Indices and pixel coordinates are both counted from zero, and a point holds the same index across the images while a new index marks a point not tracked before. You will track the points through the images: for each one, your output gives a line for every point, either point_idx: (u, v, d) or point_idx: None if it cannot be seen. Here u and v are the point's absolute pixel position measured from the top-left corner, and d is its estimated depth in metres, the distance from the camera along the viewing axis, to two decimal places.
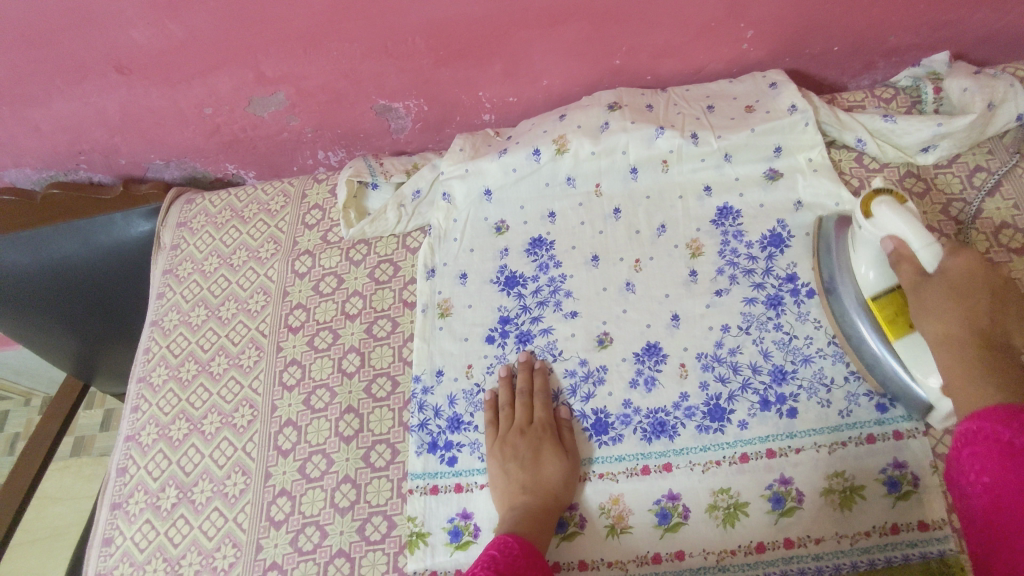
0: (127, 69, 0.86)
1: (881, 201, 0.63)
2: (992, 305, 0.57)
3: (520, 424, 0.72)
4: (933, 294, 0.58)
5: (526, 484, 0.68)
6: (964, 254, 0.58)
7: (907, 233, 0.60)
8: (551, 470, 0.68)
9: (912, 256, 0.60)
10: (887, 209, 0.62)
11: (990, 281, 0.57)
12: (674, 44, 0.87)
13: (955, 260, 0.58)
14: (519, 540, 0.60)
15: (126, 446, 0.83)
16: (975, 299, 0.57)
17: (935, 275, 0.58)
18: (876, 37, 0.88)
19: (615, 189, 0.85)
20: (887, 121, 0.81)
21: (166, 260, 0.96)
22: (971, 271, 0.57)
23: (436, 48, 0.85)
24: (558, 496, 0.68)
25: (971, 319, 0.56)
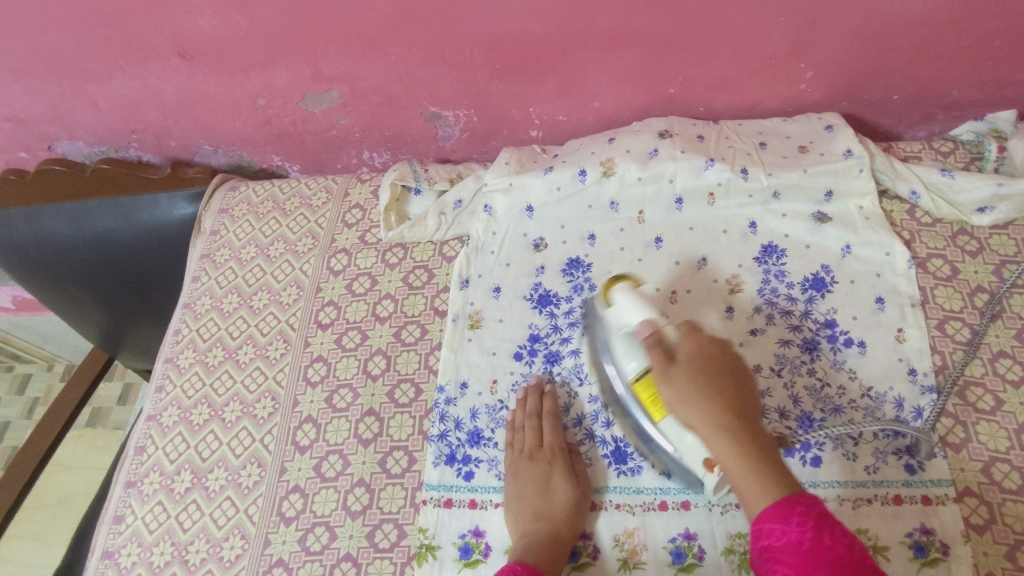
0: (189, 54, 0.87)
1: (619, 286, 0.68)
2: (712, 368, 0.57)
3: (529, 450, 0.71)
4: (676, 377, 0.57)
5: (537, 511, 0.66)
6: (693, 338, 0.59)
7: (647, 316, 0.64)
8: (561, 497, 0.67)
9: (654, 340, 0.61)
10: (623, 295, 0.66)
11: (721, 351, 0.59)
12: (731, 78, 0.87)
13: (690, 343, 0.59)
14: (528, 567, 0.60)
15: (146, 425, 0.84)
16: (698, 374, 0.56)
17: (676, 360, 0.58)
18: (938, 89, 0.86)
19: (658, 217, 0.84)
20: (945, 175, 0.79)
21: (205, 245, 0.97)
22: (707, 356, 0.58)
23: (493, 61, 0.86)
24: (570, 525, 0.66)
25: (721, 400, 0.55)
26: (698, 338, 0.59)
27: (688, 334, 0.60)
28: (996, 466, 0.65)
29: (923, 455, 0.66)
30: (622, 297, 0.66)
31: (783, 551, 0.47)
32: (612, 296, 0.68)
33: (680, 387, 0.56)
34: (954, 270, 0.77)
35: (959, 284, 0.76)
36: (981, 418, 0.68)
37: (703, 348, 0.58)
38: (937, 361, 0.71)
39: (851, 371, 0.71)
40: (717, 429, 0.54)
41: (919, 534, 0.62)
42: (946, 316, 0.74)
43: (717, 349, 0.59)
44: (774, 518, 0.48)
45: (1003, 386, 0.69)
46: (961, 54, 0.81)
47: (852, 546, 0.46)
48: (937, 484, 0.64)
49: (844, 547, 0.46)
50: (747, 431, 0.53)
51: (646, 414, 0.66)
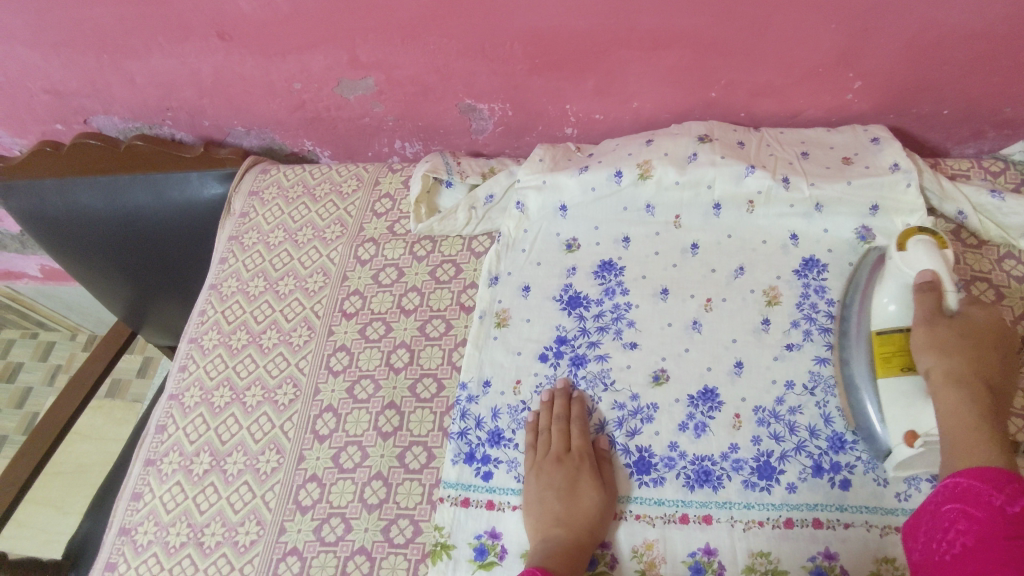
0: (228, 35, 0.87)
1: (918, 240, 0.66)
2: (976, 342, 0.61)
3: (556, 452, 0.69)
4: (953, 336, 0.61)
5: (558, 516, 0.65)
6: (984, 312, 0.63)
7: (935, 270, 0.64)
8: (585, 503, 0.66)
9: (941, 301, 0.63)
10: (922, 250, 0.65)
11: (993, 327, 0.62)
12: (776, 85, 0.84)
13: (983, 316, 0.63)
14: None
15: (168, 404, 0.84)
16: (954, 337, 0.61)
17: (958, 317, 0.62)
18: (991, 106, 0.83)
19: (695, 223, 0.82)
20: (995, 197, 0.76)
21: (234, 226, 0.97)
22: (981, 332, 0.62)
23: (533, 56, 0.84)
24: (591, 532, 0.65)
25: (976, 366, 0.60)
26: (985, 312, 0.63)
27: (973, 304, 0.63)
28: None
29: None
30: (919, 252, 0.65)
31: (976, 508, 0.52)
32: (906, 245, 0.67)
33: (959, 342, 0.61)
34: (999, 295, 0.74)
35: (1003, 310, 0.73)
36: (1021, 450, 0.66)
37: (985, 324, 0.62)
38: None
39: None
40: (954, 393, 0.59)
41: None
42: None
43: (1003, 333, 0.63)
44: (978, 479, 0.53)
45: None
46: (1020, 71, 0.78)
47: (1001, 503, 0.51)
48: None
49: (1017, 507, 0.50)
50: (984, 399, 0.59)
51: (866, 363, 0.67)
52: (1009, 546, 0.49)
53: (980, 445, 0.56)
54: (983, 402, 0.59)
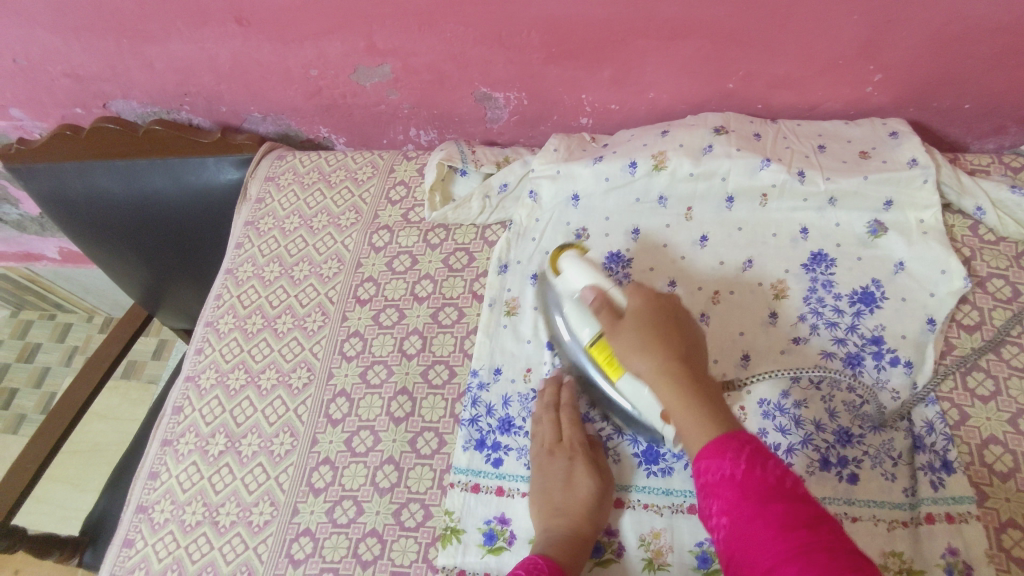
0: (246, 20, 0.87)
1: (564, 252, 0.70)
2: (656, 331, 0.58)
3: (548, 443, 0.70)
4: (626, 334, 0.58)
5: (557, 505, 0.66)
6: (639, 294, 0.61)
7: (595, 282, 0.66)
8: (581, 490, 0.66)
9: (608, 302, 0.63)
10: (570, 261, 0.68)
11: (666, 312, 0.60)
12: (794, 76, 0.84)
13: (633, 302, 0.61)
14: (551, 563, 0.59)
15: (184, 386, 0.85)
16: (643, 328, 0.58)
17: (622, 318, 0.60)
18: (1014, 101, 0.82)
19: (707, 216, 0.82)
20: (1015, 193, 0.76)
21: (250, 212, 0.98)
22: (637, 310, 0.60)
23: (549, 44, 0.84)
24: (590, 518, 0.65)
25: (671, 354, 0.56)
26: (643, 298, 0.61)
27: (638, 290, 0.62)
28: None
29: (943, 471, 0.65)
30: (569, 265, 0.68)
31: (719, 485, 0.49)
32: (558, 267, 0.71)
33: (631, 339, 0.58)
34: (1016, 292, 0.74)
35: (1019, 307, 0.73)
36: None
37: (642, 309, 0.60)
38: (989, 386, 0.69)
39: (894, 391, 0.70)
40: (664, 385, 0.55)
41: (948, 555, 0.61)
42: (1002, 340, 0.72)
43: (659, 307, 0.60)
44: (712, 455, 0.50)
45: None
46: None
47: (781, 476, 0.47)
48: (960, 501, 0.63)
49: (774, 478, 0.47)
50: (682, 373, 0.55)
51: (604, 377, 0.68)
52: (784, 521, 0.44)
53: (701, 426, 0.52)
54: (674, 374, 0.55)
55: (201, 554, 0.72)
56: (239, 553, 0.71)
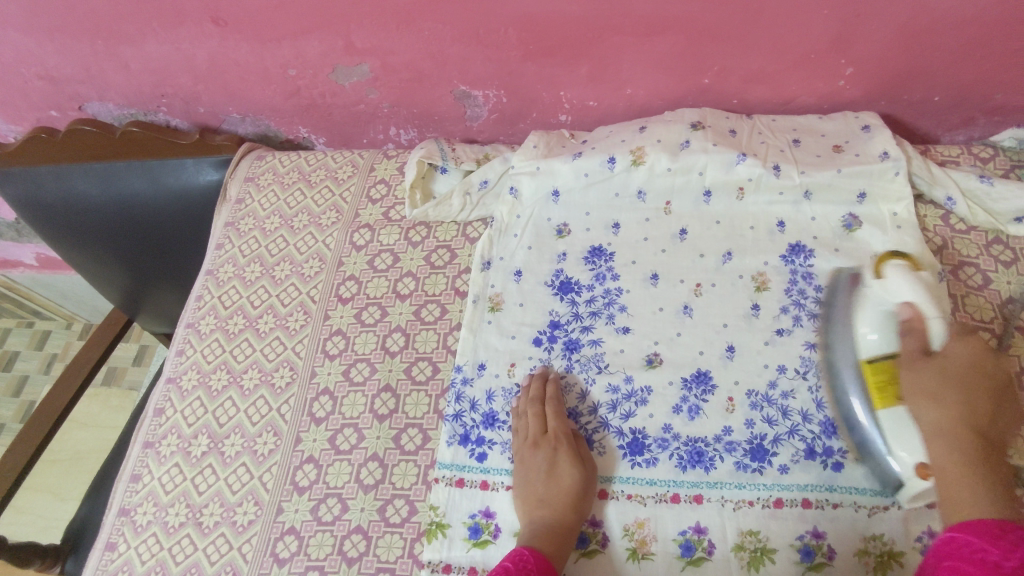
0: (223, 20, 0.87)
1: (893, 265, 0.68)
2: (970, 386, 0.57)
3: (532, 436, 0.70)
4: (928, 373, 0.59)
5: (540, 496, 0.66)
6: (968, 342, 0.60)
7: (918, 300, 0.64)
8: (564, 480, 0.67)
9: (923, 333, 0.62)
10: (900, 275, 0.67)
11: (986, 367, 0.58)
12: (768, 71, 0.85)
13: (959, 349, 0.59)
14: (536, 553, 0.60)
15: (165, 388, 0.84)
16: (965, 384, 0.57)
17: (936, 356, 0.60)
18: (981, 92, 0.84)
19: (685, 210, 0.83)
20: (984, 182, 0.78)
21: (230, 213, 0.98)
22: (977, 363, 0.59)
23: (527, 42, 0.85)
24: (574, 508, 0.66)
25: (969, 415, 0.56)
26: (970, 347, 0.59)
27: (963, 334, 0.60)
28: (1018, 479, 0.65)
29: None
30: (898, 279, 0.67)
31: (961, 558, 0.49)
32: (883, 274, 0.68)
33: (928, 381, 0.59)
34: (987, 279, 0.75)
35: (991, 294, 0.75)
36: None
37: (969, 363, 0.58)
38: None
39: None
40: (940, 441, 0.56)
41: (927, 537, 0.62)
42: (975, 326, 0.73)
43: (992, 362, 0.59)
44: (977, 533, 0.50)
45: None
46: (1009, 57, 0.79)
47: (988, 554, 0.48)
48: None
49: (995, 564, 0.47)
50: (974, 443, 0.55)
51: (861, 394, 0.66)
52: None
53: (974, 497, 0.52)
54: (964, 439, 0.55)
55: (185, 556, 0.71)
56: (223, 554, 0.71)
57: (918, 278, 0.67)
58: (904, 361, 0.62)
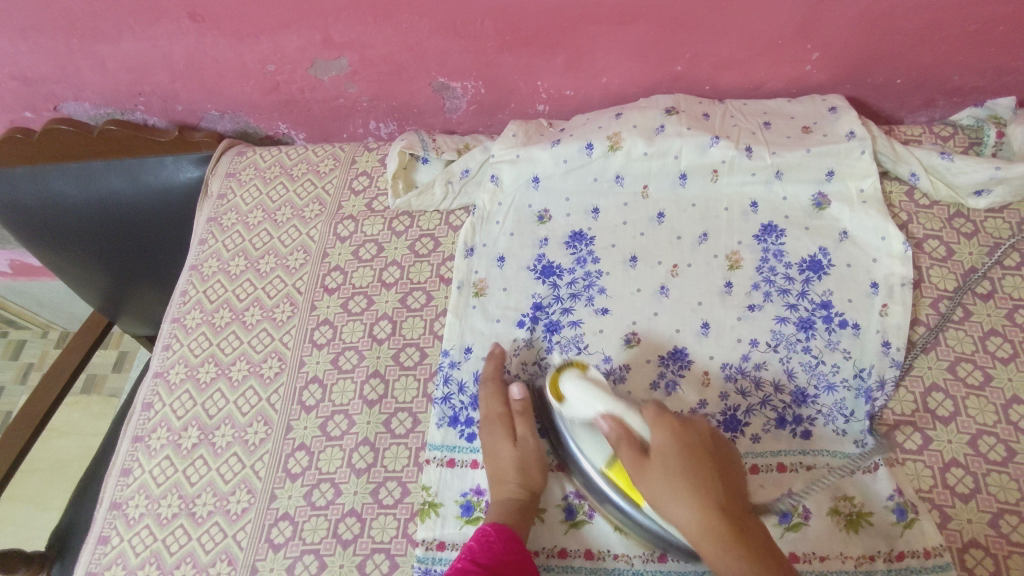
0: (200, 16, 0.87)
1: (567, 375, 0.68)
2: (690, 485, 0.58)
3: (487, 416, 0.73)
4: (654, 480, 0.59)
5: (500, 471, 0.69)
6: (664, 428, 0.61)
7: (607, 406, 0.64)
8: (521, 455, 0.70)
9: (628, 434, 0.62)
10: (575, 382, 0.67)
11: (695, 441, 0.61)
12: (738, 57, 0.88)
13: (661, 440, 0.61)
14: (499, 526, 0.63)
15: (153, 382, 0.85)
16: (672, 476, 0.59)
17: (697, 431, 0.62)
18: (940, 74, 0.88)
19: (662, 193, 0.86)
20: (944, 158, 0.81)
21: (212, 208, 0.98)
22: (667, 451, 0.60)
23: (503, 33, 0.86)
24: (532, 480, 0.68)
25: (705, 505, 0.57)
26: (666, 433, 0.61)
27: (656, 422, 0.62)
28: (983, 438, 0.68)
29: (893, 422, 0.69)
30: (575, 385, 0.66)
31: None
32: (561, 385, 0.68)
33: (656, 473, 0.59)
34: (950, 251, 0.79)
35: (954, 265, 0.78)
36: (970, 392, 0.71)
37: (674, 452, 0.60)
38: (929, 338, 0.74)
39: (846, 351, 0.73)
40: (709, 545, 0.55)
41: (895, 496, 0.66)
42: (939, 295, 0.76)
43: (692, 440, 0.61)
44: None
45: (992, 363, 0.72)
46: (966, 40, 0.83)
47: None
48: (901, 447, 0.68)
49: None
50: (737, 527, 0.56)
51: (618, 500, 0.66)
52: None
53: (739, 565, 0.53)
54: (722, 519, 0.56)
55: (179, 546, 0.72)
56: (218, 542, 0.72)
57: (591, 376, 0.68)
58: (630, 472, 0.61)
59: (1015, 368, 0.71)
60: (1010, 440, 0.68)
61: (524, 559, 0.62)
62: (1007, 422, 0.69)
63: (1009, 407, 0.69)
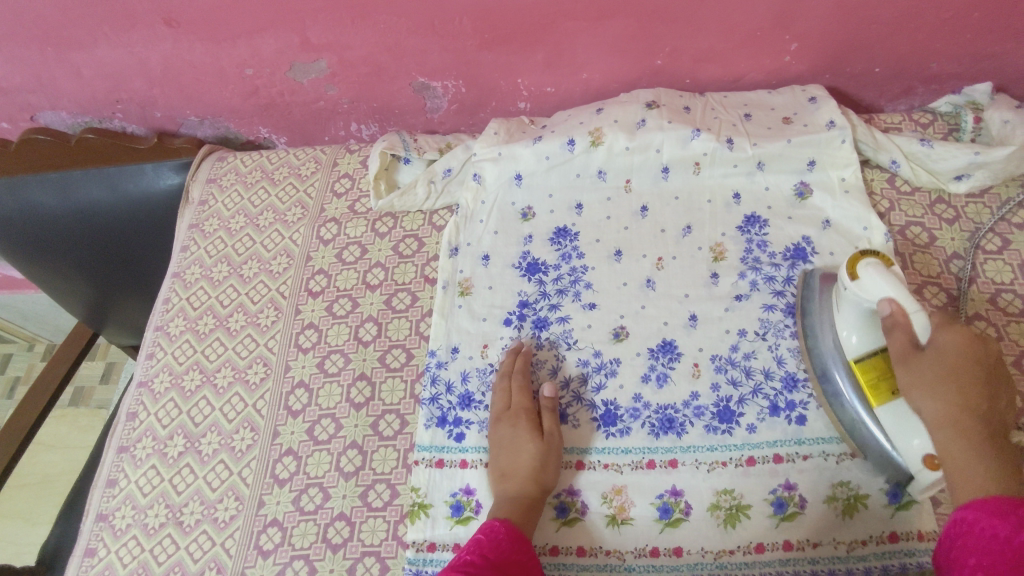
0: (175, 21, 0.87)
1: (865, 262, 0.64)
2: (970, 401, 0.56)
3: (500, 413, 0.72)
4: (925, 370, 0.58)
5: (505, 469, 0.68)
6: (953, 330, 0.58)
7: (895, 294, 0.60)
8: (529, 453, 0.68)
9: (904, 326, 0.60)
10: (875, 273, 0.62)
11: (982, 351, 0.58)
12: (717, 50, 0.88)
13: (952, 337, 0.58)
14: (506, 524, 0.62)
15: (137, 392, 0.84)
16: (954, 384, 0.57)
17: (927, 350, 0.59)
18: (918, 62, 0.88)
19: (645, 187, 0.85)
20: (925, 145, 0.81)
21: (193, 215, 0.97)
22: (975, 353, 0.57)
23: (482, 30, 0.86)
24: (539, 479, 0.67)
25: (976, 408, 0.56)
26: (960, 336, 0.58)
27: (945, 324, 0.59)
28: None
29: None
30: (873, 275, 0.62)
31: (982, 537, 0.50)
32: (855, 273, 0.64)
33: (925, 373, 0.58)
34: (932, 237, 0.79)
35: (937, 251, 0.78)
36: None
37: (964, 354, 0.57)
38: None
39: None
40: (959, 443, 0.55)
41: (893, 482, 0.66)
42: (923, 282, 0.77)
43: (982, 345, 0.58)
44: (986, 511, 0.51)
45: None
46: (942, 27, 0.83)
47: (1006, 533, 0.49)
48: None
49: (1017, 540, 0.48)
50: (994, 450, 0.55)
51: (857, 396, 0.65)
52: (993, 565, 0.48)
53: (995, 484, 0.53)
54: (982, 440, 0.55)
55: (167, 556, 0.71)
56: (206, 551, 0.71)
57: (890, 270, 0.63)
58: (897, 360, 0.60)
59: (999, 352, 0.71)
60: None
61: (530, 561, 0.61)
62: None
63: None
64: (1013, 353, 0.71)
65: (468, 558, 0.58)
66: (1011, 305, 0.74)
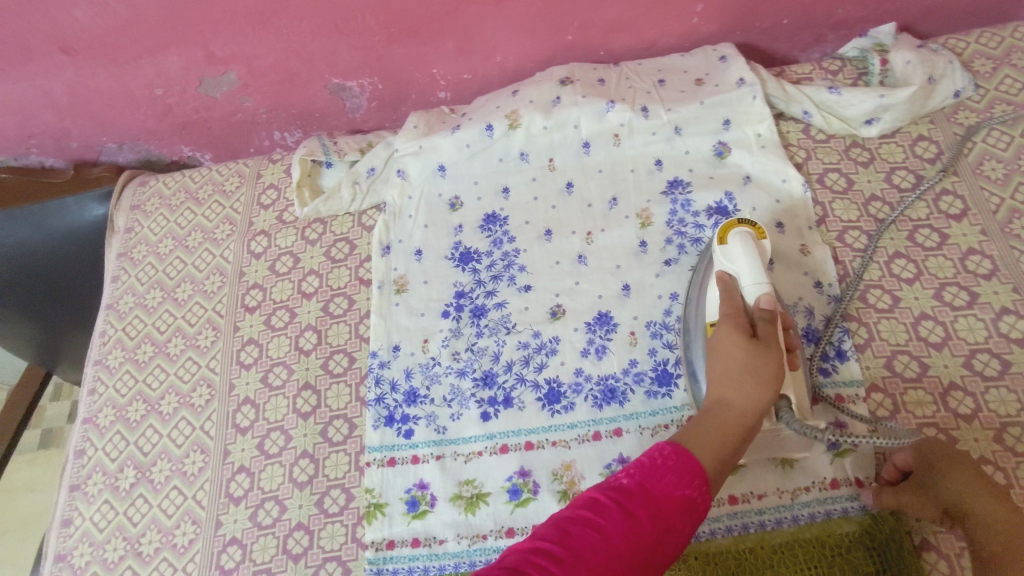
0: (72, 49, 0.85)
1: (738, 232, 0.66)
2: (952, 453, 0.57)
3: (713, 342, 0.60)
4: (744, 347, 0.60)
5: (721, 396, 0.56)
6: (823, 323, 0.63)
7: (746, 269, 0.63)
8: (757, 367, 0.56)
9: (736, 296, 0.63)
10: (739, 245, 0.65)
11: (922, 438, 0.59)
12: (625, 19, 0.88)
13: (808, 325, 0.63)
14: (676, 446, 0.52)
15: (83, 428, 0.83)
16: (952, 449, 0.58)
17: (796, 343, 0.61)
18: (824, 10, 0.89)
19: (569, 164, 0.86)
20: (833, 93, 0.82)
21: (121, 243, 0.95)
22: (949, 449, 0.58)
23: (387, 25, 0.85)
24: (751, 413, 0.54)
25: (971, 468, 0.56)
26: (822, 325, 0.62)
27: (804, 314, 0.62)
28: (897, 358, 0.70)
29: (837, 359, 0.71)
30: (738, 245, 0.65)
31: None
32: (725, 239, 0.66)
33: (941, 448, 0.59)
34: (849, 181, 0.81)
35: (855, 195, 0.80)
36: (882, 317, 0.72)
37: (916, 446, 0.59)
38: (838, 271, 0.76)
39: None
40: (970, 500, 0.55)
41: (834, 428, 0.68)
42: (845, 227, 0.78)
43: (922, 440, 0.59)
44: None
45: (899, 285, 0.74)
46: None
47: None
48: (850, 384, 0.69)
49: None
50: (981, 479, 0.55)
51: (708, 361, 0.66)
52: None
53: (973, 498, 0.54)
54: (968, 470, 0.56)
55: None
56: None
57: (755, 243, 0.66)
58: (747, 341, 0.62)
59: (920, 286, 0.73)
60: (922, 355, 0.70)
61: (701, 497, 0.50)
62: (917, 339, 0.71)
63: (918, 325, 0.71)
64: (931, 286, 0.73)
65: (624, 485, 0.50)
66: (928, 239, 0.76)
